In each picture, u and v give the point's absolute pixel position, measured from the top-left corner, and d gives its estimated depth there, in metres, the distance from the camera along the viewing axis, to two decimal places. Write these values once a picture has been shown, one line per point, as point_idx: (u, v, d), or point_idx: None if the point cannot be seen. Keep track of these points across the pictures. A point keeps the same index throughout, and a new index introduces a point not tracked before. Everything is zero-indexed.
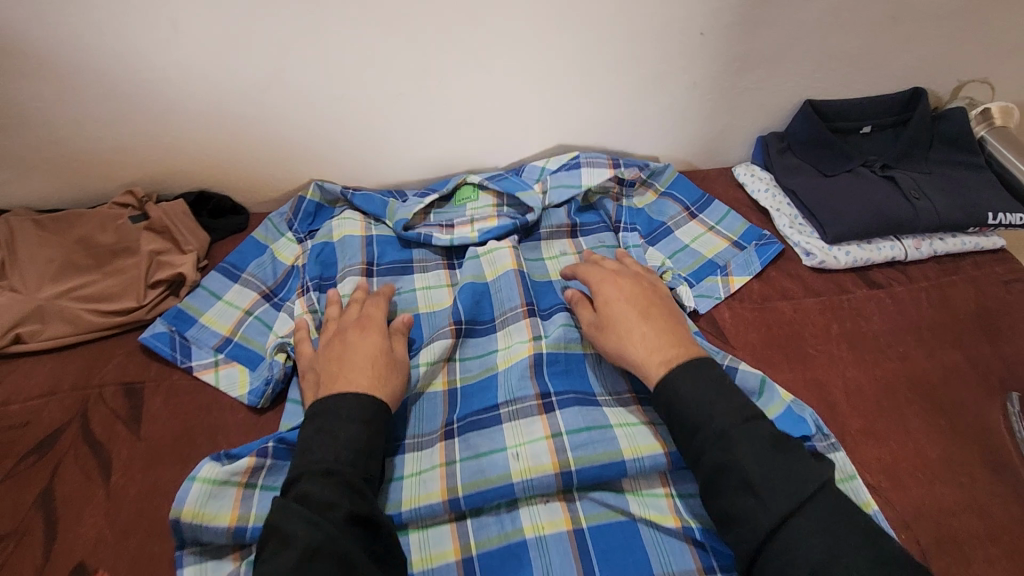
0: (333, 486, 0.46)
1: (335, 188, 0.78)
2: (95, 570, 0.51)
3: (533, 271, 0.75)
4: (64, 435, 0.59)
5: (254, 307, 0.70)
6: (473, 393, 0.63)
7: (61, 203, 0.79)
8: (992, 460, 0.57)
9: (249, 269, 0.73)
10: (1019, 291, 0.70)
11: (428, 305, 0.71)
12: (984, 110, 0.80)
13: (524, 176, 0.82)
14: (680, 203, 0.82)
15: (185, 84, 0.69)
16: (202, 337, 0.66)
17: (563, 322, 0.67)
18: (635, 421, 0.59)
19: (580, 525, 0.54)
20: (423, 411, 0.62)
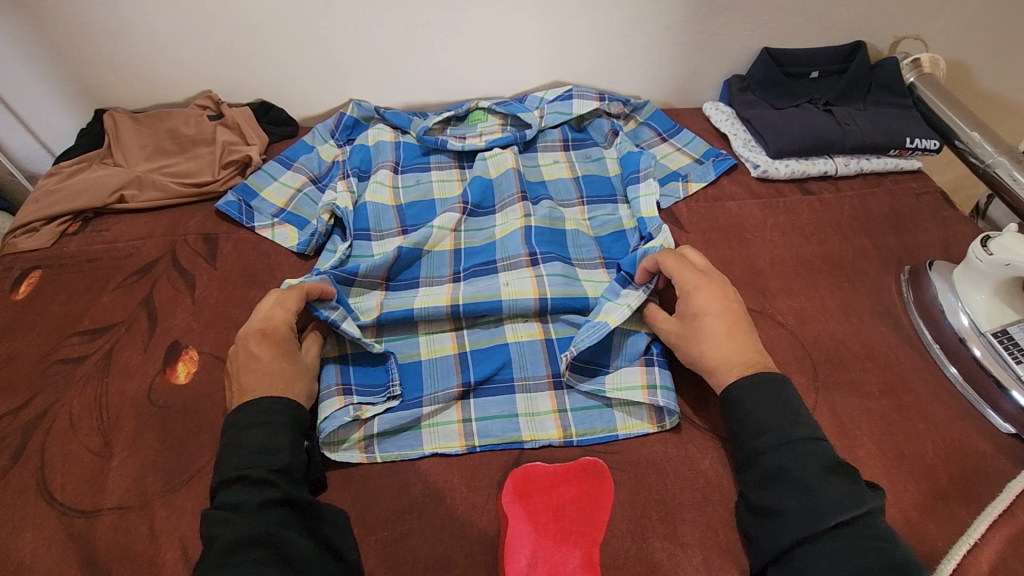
0: (248, 485, 0.49)
1: (371, 106, 0.94)
2: (186, 345, 0.68)
3: (526, 171, 0.91)
4: (159, 263, 0.77)
5: (302, 186, 0.87)
6: (473, 253, 0.78)
7: (150, 105, 0.97)
8: (879, 310, 0.72)
9: (299, 160, 0.90)
10: (926, 200, 0.86)
11: (441, 193, 0.87)
12: (915, 59, 0.96)
13: (526, 103, 0.99)
14: (657, 127, 0.98)
15: (258, 8, 0.86)
16: (262, 206, 0.84)
17: (549, 204, 0.83)
18: (599, 278, 0.75)
19: (551, 337, 0.69)
20: (433, 260, 0.77)
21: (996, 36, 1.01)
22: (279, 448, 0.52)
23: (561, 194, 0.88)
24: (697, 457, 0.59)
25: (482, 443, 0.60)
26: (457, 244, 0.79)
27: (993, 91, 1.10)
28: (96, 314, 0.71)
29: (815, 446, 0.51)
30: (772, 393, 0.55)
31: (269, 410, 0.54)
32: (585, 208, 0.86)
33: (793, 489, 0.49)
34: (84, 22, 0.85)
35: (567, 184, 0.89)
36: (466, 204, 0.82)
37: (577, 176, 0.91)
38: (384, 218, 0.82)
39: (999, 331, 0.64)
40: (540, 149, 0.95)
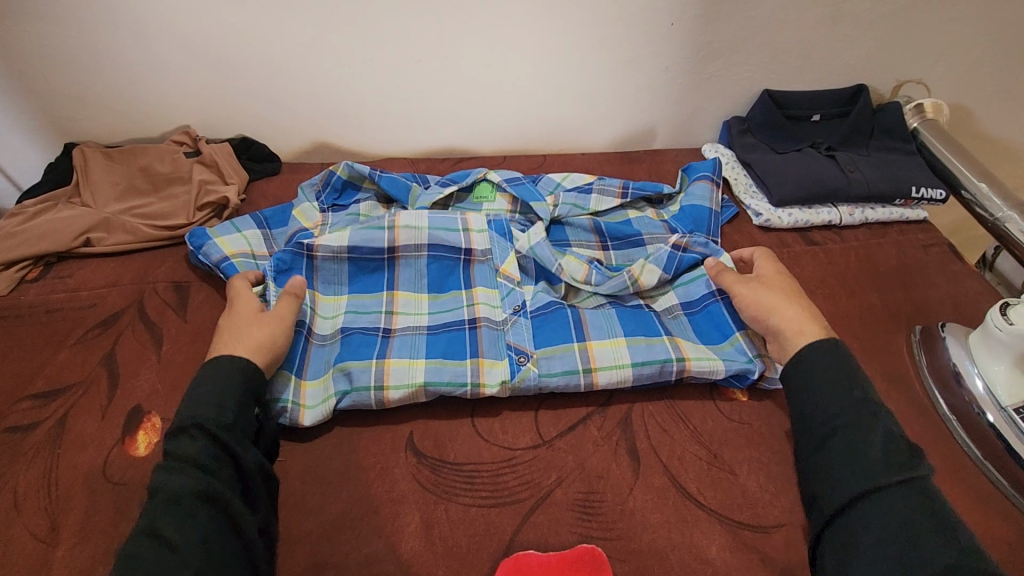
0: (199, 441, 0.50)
1: (364, 168, 0.81)
2: (149, 410, 0.62)
3: (534, 296, 0.73)
4: (124, 315, 0.71)
5: (261, 255, 0.76)
6: (444, 341, 0.67)
7: (124, 140, 0.93)
8: (893, 373, 0.68)
9: (273, 231, 0.80)
10: (933, 253, 0.83)
11: (449, 307, 0.72)
12: (918, 105, 0.94)
13: (539, 186, 0.88)
14: (706, 205, 0.83)
15: (238, 42, 0.82)
16: (211, 250, 0.74)
17: (561, 349, 0.66)
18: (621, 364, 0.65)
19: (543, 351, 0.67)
20: (439, 343, 0.67)
21: (996, 82, 1.00)
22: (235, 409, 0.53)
23: (589, 333, 0.68)
24: (703, 544, 0.54)
25: (489, 390, 0.63)
26: (476, 355, 0.66)
27: (997, 136, 1.08)
28: (52, 373, 0.65)
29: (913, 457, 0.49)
30: (835, 383, 0.53)
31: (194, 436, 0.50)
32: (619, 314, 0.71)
33: (886, 512, 0.46)
34: (53, 54, 0.81)
35: (594, 312, 0.71)
36: (476, 321, 0.70)
37: (609, 304, 0.73)
38: (361, 320, 0.69)
39: (1021, 408, 0.60)
40: (574, 246, 0.81)
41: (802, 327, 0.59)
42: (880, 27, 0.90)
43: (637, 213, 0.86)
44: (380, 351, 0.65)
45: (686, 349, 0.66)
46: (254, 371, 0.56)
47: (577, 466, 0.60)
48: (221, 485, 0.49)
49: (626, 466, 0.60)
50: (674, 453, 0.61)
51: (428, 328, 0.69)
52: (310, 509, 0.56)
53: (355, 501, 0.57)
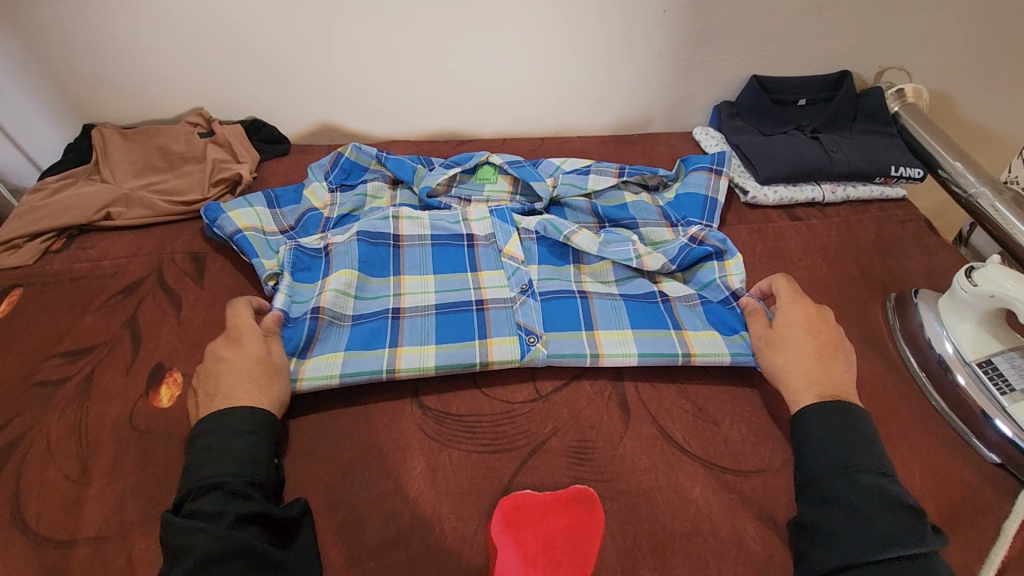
0: (217, 497, 0.50)
1: (372, 151, 0.86)
2: (170, 367, 0.66)
3: (540, 274, 0.78)
4: (144, 282, 0.75)
5: (270, 232, 0.79)
6: (451, 323, 0.70)
7: (139, 121, 0.97)
8: (868, 336, 0.73)
9: (283, 208, 0.83)
10: (911, 228, 0.87)
11: (456, 287, 0.75)
12: (899, 89, 0.98)
13: (540, 169, 0.91)
14: (701, 192, 0.86)
15: (250, 26, 0.86)
16: (223, 223, 0.77)
17: (569, 333, 0.70)
18: (626, 351, 0.68)
19: (548, 335, 0.69)
20: (447, 324, 0.70)
21: (975, 68, 1.04)
22: (252, 459, 0.53)
23: (597, 323, 0.71)
24: (687, 485, 0.58)
25: (497, 365, 0.66)
26: (484, 337, 0.68)
27: (977, 121, 1.13)
28: (79, 334, 0.69)
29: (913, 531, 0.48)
30: (839, 445, 0.54)
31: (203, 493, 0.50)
32: (625, 304, 0.74)
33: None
34: (75, 37, 0.85)
35: (602, 300, 0.74)
36: (483, 303, 0.72)
37: (618, 292, 0.76)
38: (373, 305, 0.71)
39: (984, 362, 0.65)
40: (573, 226, 0.85)
41: (797, 398, 0.60)
42: (862, 15, 0.94)
43: (635, 198, 0.88)
44: (392, 336, 0.68)
45: (693, 344, 0.68)
46: (267, 420, 0.56)
47: (572, 418, 0.64)
48: (241, 528, 0.48)
49: (617, 417, 0.64)
50: (662, 407, 0.65)
51: (436, 308, 0.72)
52: (323, 454, 0.60)
53: (364, 447, 0.61)
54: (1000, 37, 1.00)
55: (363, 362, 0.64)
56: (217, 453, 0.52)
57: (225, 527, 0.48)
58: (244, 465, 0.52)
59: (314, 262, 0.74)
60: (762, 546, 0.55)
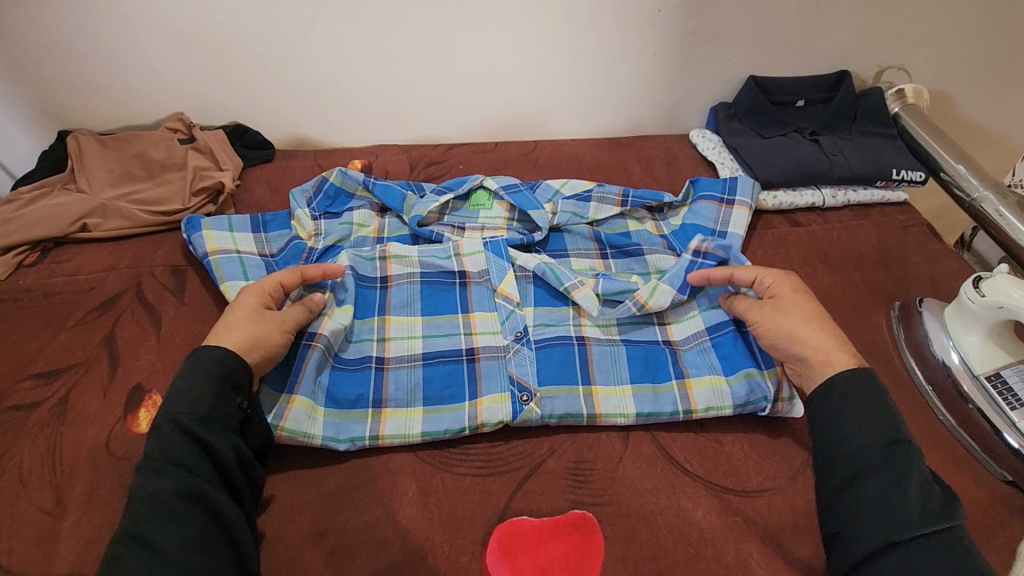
0: (183, 437, 0.50)
1: (358, 176, 0.81)
2: (149, 389, 0.63)
3: (535, 318, 0.72)
4: (122, 298, 0.72)
5: (246, 251, 0.76)
6: (442, 377, 0.65)
7: (118, 127, 0.93)
8: (872, 347, 0.71)
9: (269, 233, 0.80)
10: (913, 233, 0.85)
11: (445, 332, 0.69)
12: (899, 90, 0.97)
13: (537, 193, 0.86)
14: (709, 225, 0.81)
15: (231, 27, 0.83)
16: (196, 241, 0.75)
17: (565, 388, 0.64)
18: (625, 412, 0.63)
19: (540, 392, 0.63)
20: (435, 378, 0.65)
21: (975, 67, 1.02)
22: (217, 406, 0.52)
23: (595, 376, 0.66)
24: (689, 508, 0.56)
25: (488, 428, 0.61)
26: (475, 396, 0.63)
27: (976, 122, 1.11)
28: (53, 354, 0.66)
29: (940, 505, 0.48)
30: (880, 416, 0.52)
31: (168, 432, 0.50)
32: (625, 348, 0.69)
33: (919, 562, 0.45)
34: (47, 40, 0.81)
35: (601, 347, 0.69)
36: (474, 353, 0.67)
37: (620, 338, 0.70)
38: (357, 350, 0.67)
39: (993, 375, 0.63)
40: (572, 256, 0.81)
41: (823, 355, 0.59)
42: (862, 12, 0.92)
43: (638, 226, 0.84)
44: (377, 387, 0.63)
45: (695, 398, 0.63)
46: (233, 365, 0.55)
47: (569, 438, 0.62)
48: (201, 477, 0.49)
49: (615, 436, 0.62)
50: (662, 424, 0.63)
51: (423, 357, 0.67)
52: (311, 479, 0.58)
53: (354, 472, 0.58)
54: (1000, 36, 0.98)
55: (343, 428, 0.60)
56: (192, 394, 0.52)
57: (182, 476, 0.48)
58: (205, 404, 0.52)
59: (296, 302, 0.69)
60: (767, 572, 0.53)
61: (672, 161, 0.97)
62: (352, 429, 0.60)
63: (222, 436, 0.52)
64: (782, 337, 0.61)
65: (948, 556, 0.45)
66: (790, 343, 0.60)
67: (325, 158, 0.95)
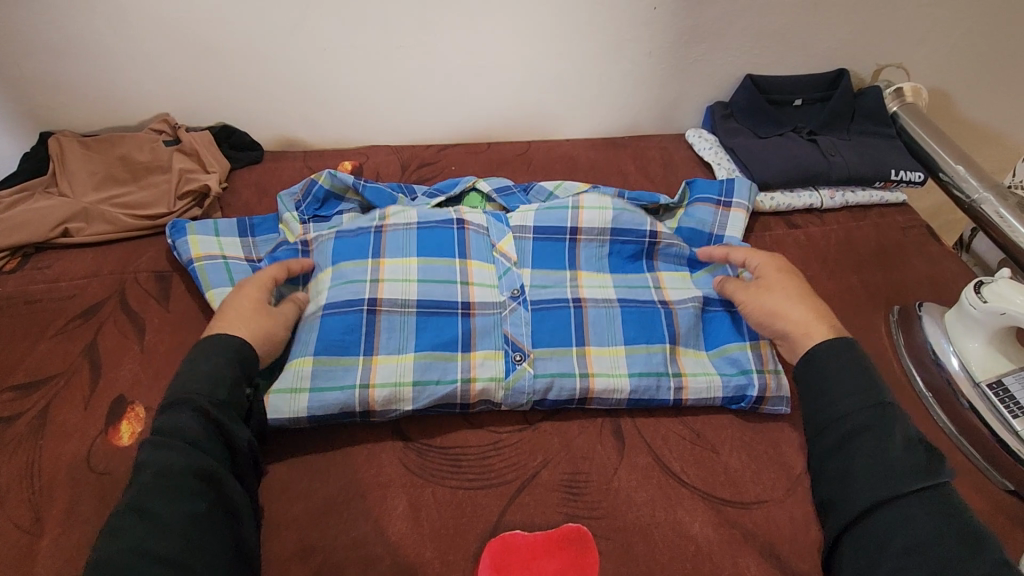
0: (196, 417, 0.50)
1: (347, 179, 0.79)
2: (132, 400, 0.62)
3: (532, 279, 0.70)
4: (105, 305, 0.70)
5: (233, 256, 0.74)
6: (434, 328, 0.64)
7: (101, 129, 0.91)
8: (872, 353, 0.69)
9: (257, 237, 0.78)
10: (913, 235, 0.84)
11: (442, 279, 0.67)
12: (897, 89, 0.95)
13: (532, 196, 0.84)
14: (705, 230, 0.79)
15: (217, 26, 0.81)
16: (182, 246, 0.73)
17: (557, 351, 0.64)
18: (617, 373, 0.63)
19: (533, 355, 0.64)
20: (429, 328, 0.64)
21: (974, 66, 1.01)
22: (230, 391, 0.53)
23: (589, 337, 0.66)
24: (686, 522, 0.55)
25: (479, 382, 0.61)
26: (469, 349, 0.63)
27: (975, 121, 1.10)
28: (32, 365, 0.64)
29: (928, 465, 0.48)
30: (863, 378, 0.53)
31: (183, 409, 0.51)
32: (622, 313, 0.68)
33: (919, 517, 0.46)
34: (27, 40, 0.79)
35: (597, 310, 0.67)
36: (470, 307, 0.66)
37: (617, 299, 0.69)
38: (347, 291, 0.64)
39: (995, 383, 0.62)
40: None
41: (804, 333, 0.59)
42: (860, 10, 0.91)
43: None
44: (368, 342, 0.62)
45: (683, 363, 0.65)
46: (246, 351, 0.56)
47: (563, 447, 0.60)
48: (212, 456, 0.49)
49: (611, 445, 0.60)
50: (658, 433, 0.61)
51: (417, 304, 0.65)
52: (298, 493, 0.56)
53: (343, 485, 0.57)
54: (999, 33, 0.97)
55: (320, 378, 0.59)
56: (205, 375, 0.53)
57: (195, 453, 0.49)
58: (224, 388, 0.53)
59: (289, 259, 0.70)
60: None
61: (668, 161, 0.96)
62: (338, 380, 0.59)
63: (234, 420, 0.53)
64: (766, 314, 0.61)
65: (943, 513, 0.46)
66: (772, 320, 0.61)
67: (314, 159, 0.93)
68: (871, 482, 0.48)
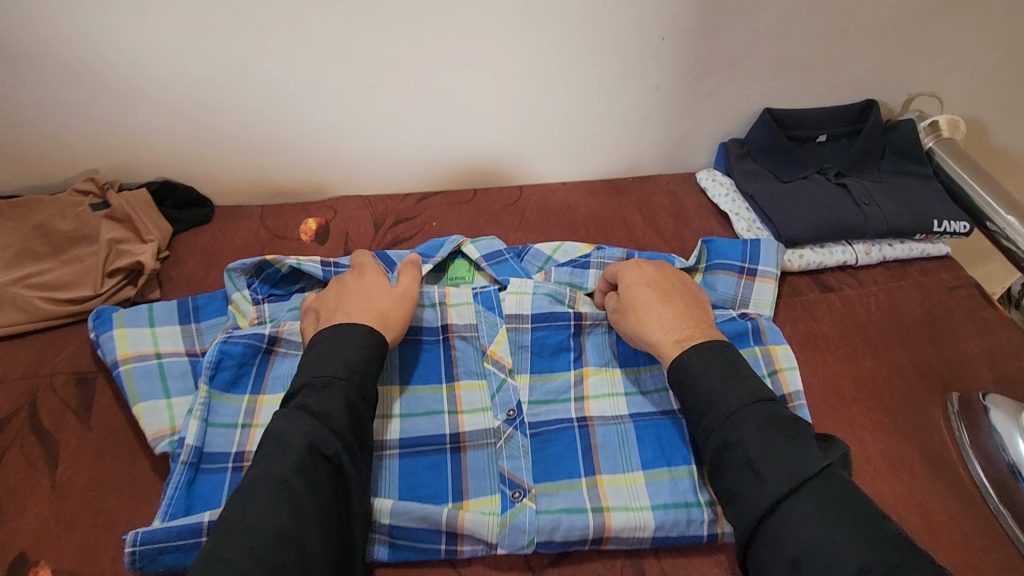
0: (331, 399, 0.49)
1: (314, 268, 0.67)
2: (36, 561, 0.50)
3: (531, 391, 0.61)
4: (10, 423, 0.58)
5: (168, 353, 0.62)
6: (421, 473, 0.56)
7: (18, 187, 0.77)
8: (931, 458, 0.59)
9: (201, 322, 0.65)
10: (961, 297, 0.74)
11: (428, 409, 0.59)
12: (933, 122, 0.84)
13: (526, 262, 0.73)
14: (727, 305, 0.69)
15: (147, 69, 0.68)
16: (106, 345, 0.61)
17: (563, 484, 0.55)
18: (641, 508, 0.52)
19: (534, 491, 0.54)
20: (417, 473, 0.56)
21: (1015, 92, 0.90)
22: (364, 377, 0.52)
23: (599, 463, 0.56)
24: None
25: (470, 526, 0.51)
26: (460, 496, 0.55)
27: (1009, 150, 0.99)
28: None
29: (806, 458, 0.45)
30: (728, 377, 0.51)
31: (318, 389, 0.49)
32: (636, 429, 0.58)
33: (803, 515, 0.43)
34: None
35: (606, 428, 0.58)
36: (460, 442, 0.58)
37: (629, 414, 0.59)
38: None
39: None
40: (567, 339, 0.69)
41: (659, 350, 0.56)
42: (893, 37, 0.80)
43: None
44: None
45: None
46: (376, 339, 0.54)
47: None
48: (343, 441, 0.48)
49: None
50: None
51: (401, 447, 0.57)
52: None
53: None
54: None
55: None
56: (339, 353, 0.52)
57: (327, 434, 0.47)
58: (361, 377, 0.52)
59: (246, 368, 0.60)
60: None
61: (678, 209, 0.85)
62: None
63: (365, 411, 0.51)
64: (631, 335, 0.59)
65: (831, 499, 0.43)
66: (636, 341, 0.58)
67: (273, 218, 0.81)
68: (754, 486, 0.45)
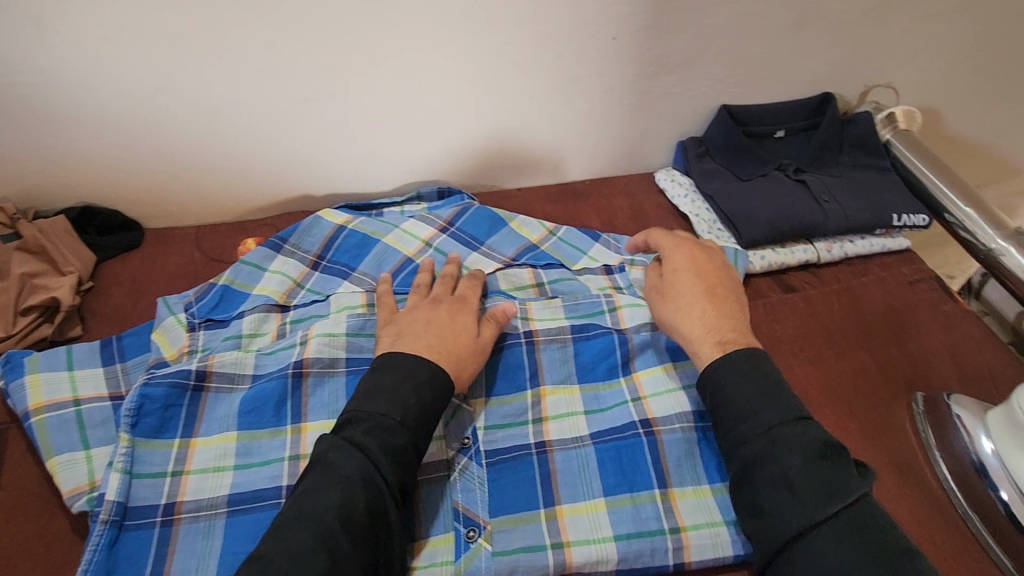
0: (382, 441, 0.47)
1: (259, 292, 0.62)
2: None
3: (487, 417, 0.57)
4: None
5: (89, 398, 0.57)
6: None
7: None
8: (899, 463, 0.58)
9: (128, 360, 0.60)
10: (923, 291, 0.73)
11: None
12: (889, 114, 0.83)
13: None
14: None
15: (55, 86, 0.63)
16: (16, 394, 0.55)
17: (520, 517, 0.51)
18: (601, 539, 0.50)
19: (490, 528, 0.51)
20: None
21: (968, 80, 0.90)
22: (421, 416, 0.50)
23: (559, 492, 0.53)
24: None
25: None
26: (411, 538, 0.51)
27: (965, 138, 0.99)
28: None
29: (835, 484, 0.44)
30: (766, 392, 0.50)
31: (375, 426, 0.48)
32: (596, 451, 0.55)
33: (826, 552, 0.42)
34: None
35: (565, 453, 0.55)
36: None
37: (589, 435, 0.56)
38: (258, 476, 0.53)
39: None
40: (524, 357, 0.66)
41: (697, 346, 0.55)
42: (847, 30, 0.78)
43: None
44: None
45: (681, 512, 0.51)
46: (439, 376, 0.52)
47: None
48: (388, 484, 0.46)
49: None
50: None
51: None
52: None
53: None
54: (994, 46, 0.86)
55: None
56: (390, 387, 0.50)
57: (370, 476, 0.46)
58: (418, 418, 0.50)
59: (174, 410, 0.55)
60: None
61: (637, 210, 0.83)
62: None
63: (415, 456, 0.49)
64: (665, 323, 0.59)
65: (860, 530, 0.42)
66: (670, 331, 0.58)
67: (209, 240, 0.76)
68: (779, 506, 0.45)
